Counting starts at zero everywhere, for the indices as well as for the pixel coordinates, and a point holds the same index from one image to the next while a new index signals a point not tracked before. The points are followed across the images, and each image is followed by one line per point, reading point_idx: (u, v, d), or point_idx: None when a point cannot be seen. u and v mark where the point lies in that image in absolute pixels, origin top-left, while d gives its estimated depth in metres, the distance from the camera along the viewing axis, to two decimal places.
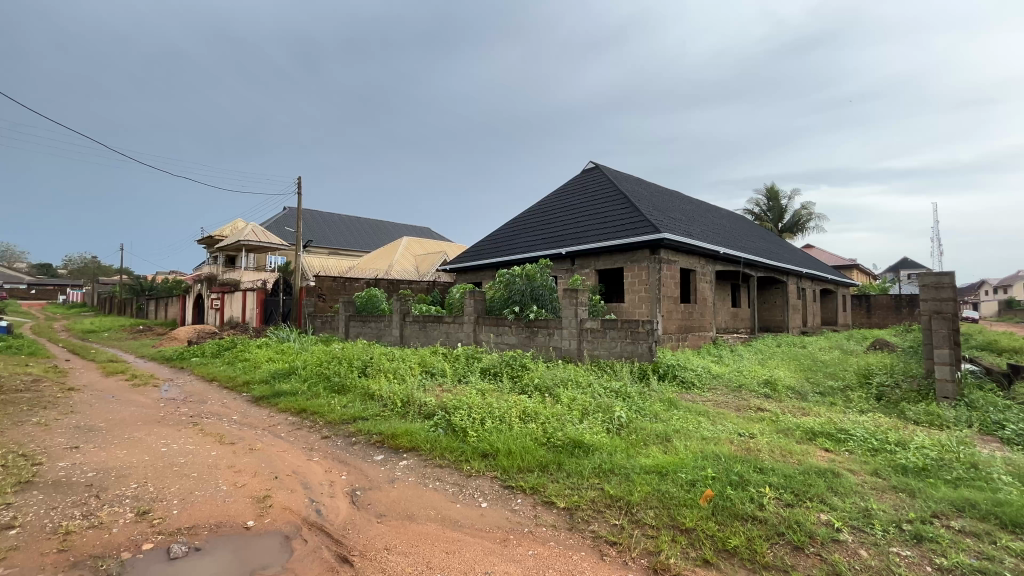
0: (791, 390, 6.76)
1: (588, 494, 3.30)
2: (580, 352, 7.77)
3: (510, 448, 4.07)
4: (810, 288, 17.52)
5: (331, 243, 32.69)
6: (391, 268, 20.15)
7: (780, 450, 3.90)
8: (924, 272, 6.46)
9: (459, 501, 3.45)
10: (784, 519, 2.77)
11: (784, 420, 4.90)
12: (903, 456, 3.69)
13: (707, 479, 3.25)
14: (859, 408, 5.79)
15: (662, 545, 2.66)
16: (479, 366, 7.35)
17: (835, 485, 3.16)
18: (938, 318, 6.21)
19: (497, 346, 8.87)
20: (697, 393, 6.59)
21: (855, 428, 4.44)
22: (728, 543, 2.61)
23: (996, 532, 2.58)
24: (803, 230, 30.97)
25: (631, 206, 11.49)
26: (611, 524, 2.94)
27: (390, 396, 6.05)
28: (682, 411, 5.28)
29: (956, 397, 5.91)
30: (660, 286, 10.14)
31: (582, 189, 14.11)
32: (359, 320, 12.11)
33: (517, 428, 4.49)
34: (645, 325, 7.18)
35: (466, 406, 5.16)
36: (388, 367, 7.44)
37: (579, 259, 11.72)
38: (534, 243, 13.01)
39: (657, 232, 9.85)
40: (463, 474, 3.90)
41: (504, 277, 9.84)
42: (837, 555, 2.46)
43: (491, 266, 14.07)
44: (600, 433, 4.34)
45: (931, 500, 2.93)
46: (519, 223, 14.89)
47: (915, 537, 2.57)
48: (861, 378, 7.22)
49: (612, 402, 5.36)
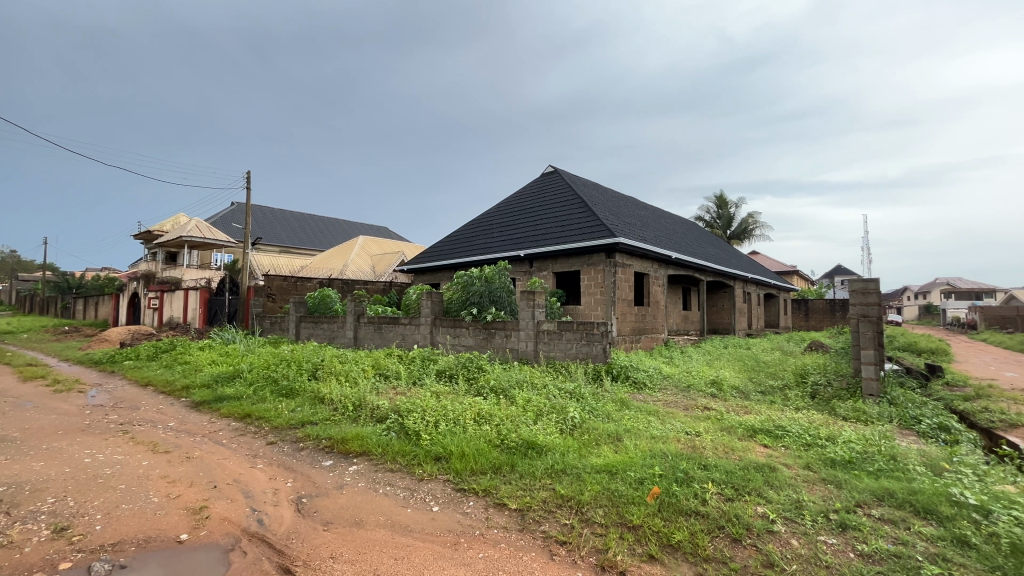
0: (735, 389, 7.10)
1: (540, 494, 3.33)
2: (536, 354, 7.84)
3: (463, 450, 4.05)
4: (755, 292, 18.45)
5: (283, 241, 31.45)
6: (347, 268, 19.64)
7: (723, 447, 4.08)
8: (853, 278, 6.98)
9: (409, 505, 3.39)
10: (724, 513, 2.89)
11: (727, 418, 5.13)
12: (831, 450, 3.94)
13: (654, 477, 3.35)
14: (795, 405, 6.16)
15: (610, 543, 2.72)
16: (434, 368, 7.28)
17: (771, 479, 3.33)
18: (865, 321, 6.69)
19: (455, 348, 8.81)
20: (648, 393, 6.79)
21: (790, 425, 4.71)
22: (672, 538, 2.70)
23: (910, 518, 2.81)
24: (749, 238, 32.61)
25: (588, 211, 11.69)
26: (562, 524, 2.97)
27: (341, 399, 5.88)
28: (633, 411, 5.42)
29: (880, 394, 6.40)
30: (615, 289, 10.39)
31: (542, 192, 14.27)
32: (311, 321, 11.71)
33: (471, 431, 4.48)
34: (600, 326, 7.34)
35: (420, 409, 5.09)
36: (340, 370, 7.23)
37: (537, 261, 11.83)
38: (493, 244, 13.04)
39: (612, 237, 10.09)
40: (415, 478, 3.84)
41: (462, 278, 9.79)
42: (771, 545, 2.59)
43: (450, 267, 13.96)
44: (554, 434, 4.40)
45: (855, 490, 3.16)
46: (479, 224, 14.86)
47: (840, 526, 2.75)
48: (798, 377, 7.67)
49: (567, 403, 5.44)
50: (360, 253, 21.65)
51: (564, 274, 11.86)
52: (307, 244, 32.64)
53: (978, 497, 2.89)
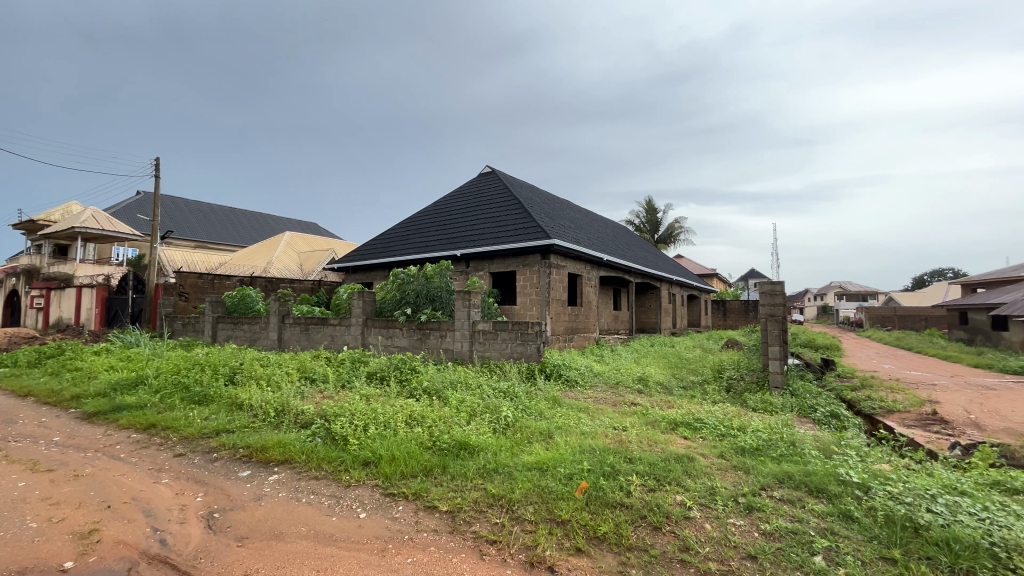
0: (659, 384, 7.50)
1: (471, 495, 3.32)
2: (471, 354, 7.81)
3: (394, 453, 3.94)
4: (679, 293, 19.60)
5: (198, 235, 28.99)
6: (271, 265, 18.48)
7: (647, 441, 4.30)
8: (763, 280, 7.61)
9: (335, 514, 3.24)
10: (646, 503, 3.04)
11: (652, 413, 5.40)
12: (742, 439, 4.27)
13: (583, 472, 3.46)
14: (712, 399, 6.62)
15: (539, 539, 2.76)
16: (365, 370, 7.02)
17: (690, 469, 3.55)
18: (772, 320, 7.30)
19: (388, 350, 8.57)
20: (580, 390, 7.00)
21: (708, 417, 5.05)
22: (598, 530, 2.80)
23: (805, 497, 3.11)
24: (675, 242, 34.58)
25: (525, 212, 11.82)
26: (492, 523, 2.98)
27: (261, 405, 5.50)
28: (565, 408, 5.56)
29: (784, 386, 7.04)
30: (550, 289, 10.60)
31: (479, 192, 14.23)
32: (230, 322, 10.87)
33: (402, 434, 4.36)
34: (534, 326, 7.45)
35: (349, 413, 4.88)
36: (262, 374, 6.78)
37: (474, 261, 11.81)
38: (429, 244, 12.82)
39: (547, 239, 10.28)
40: (341, 485, 3.68)
41: (397, 277, 9.55)
42: (687, 531, 2.76)
43: (383, 266, 13.55)
44: (487, 433, 4.41)
45: (761, 475, 3.45)
46: (414, 222, 14.54)
47: (748, 508, 2.98)
48: (715, 372, 8.26)
49: (500, 402, 5.47)
50: (286, 250, 20.44)
51: (501, 275, 11.92)
52: (226, 238, 30.30)
53: (860, 475, 3.26)
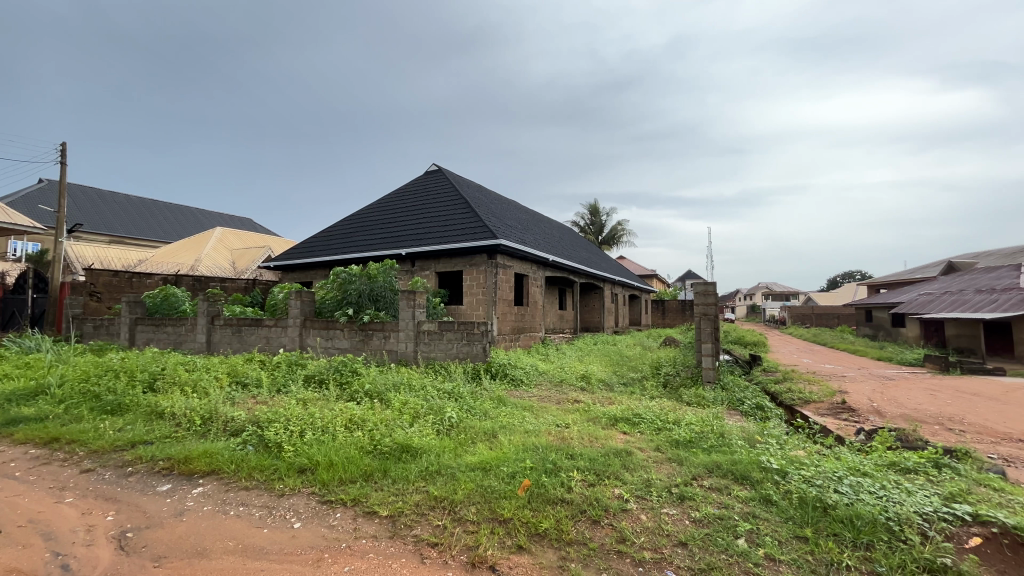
0: (601, 381, 7.73)
1: (413, 498, 3.26)
2: (415, 355, 7.67)
3: (332, 459, 3.79)
4: (621, 293, 20.27)
5: (113, 230, 26.51)
6: (198, 263, 17.24)
7: (588, 437, 4.41)
8: (697, 281, 8.01)
9: (266, 525, 3.07)
10: (586, 498, 3.12)
11: (594, 409, 5.56)
12: (676, 432, 4.49)
13: (525, 470, 3.50)
14: (650, 395, 6.91)
15: (480, 539, 2.76)
16: (302, 374, 6.71)
17: (628, 463, 3.69)
18: (705, 319, 7.71)
19: (328, 352, 8.25)
20: (524, 389, 7.07)
21: (645, 412, 5.26)
22: (540, 527, 2.84)
23: (731, 485, 3.32)
24: (617, 244, 35.77)
25: (471, 212, 11.77)
26: (434, 526, 2.95)
27: (185, 413, 5.11)
28: (509, 408, 5.60)
29: (715, 381, 7.47)
30: (496, 289, 10.62)
31: (425, 190, 14.01)
32: (150, 324, 10.02)
33: (341, 438, 4.21)
34: (480, 326, 7.46)
35: (284, 419, 4.64)
36: (186, 380, 6.30)
37: (419, 260, 11.62)
38: (373, 242, 12.46)
39: (493, 238, 10.28)
40: (274, 494, 3.49)
41: (339, 276, 9.19)
42: (624, 522, 2.86)
43: (324, 264, 13.01)
44: (430, 435, 4.35)
45: (693, 465, 3.64)
46: (357, 219, 14.07)
47: (680, 497, 3.14)
48: (653, 369, 8.63)
49: (445, 403, 5.41)
50: (216, 247, 19.15)
51: (447, 274, 11.82)
52: (147, 233, 27.88)
53: (779, 462, 3.52)
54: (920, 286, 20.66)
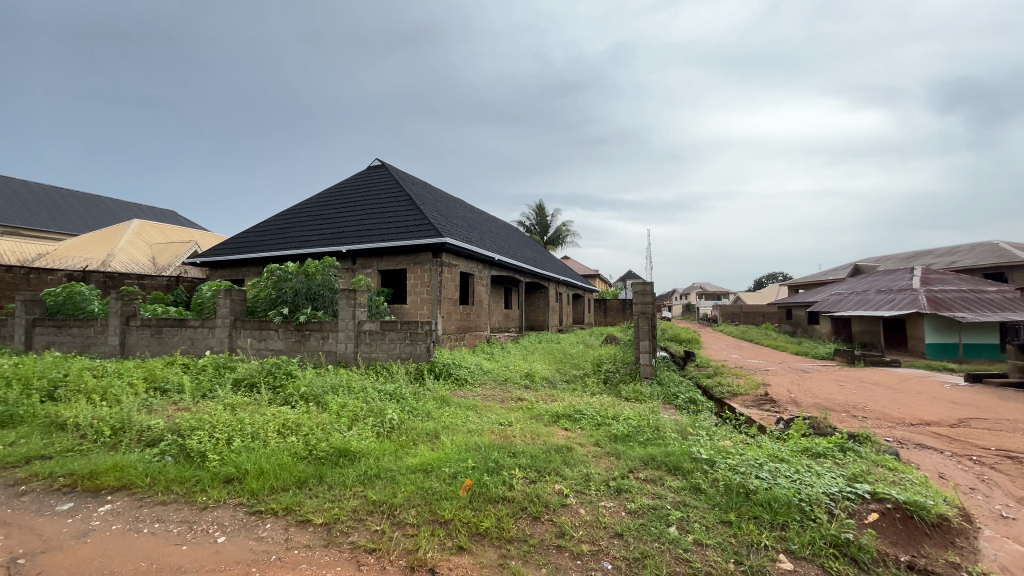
0: (545, 379, 7.86)
1: (350, 504, 3.15)
2: (356, 356, 7.41)
3: (262, 466, 3.58)
4: (566, 293, 20.70)
5: (7, 220, 23.62)
6: (111, 258, 15.71)
7: (531, 434, 4.46)
8: (636, 281, 8.31)
9: (185, 542, 2.84)
10: (527, 495, 3.15)
11: (537, 407, 5.64)
12: (614, 427, 4.65)
13: (467, 470, 3.48)
14: (591, 391, 7.11)
15: (420, 542, 2.71)
16: (230, 377, 6.28)
17: (568, 458, 3.77)
18: (643, 317, 8.02)
19: (261, 354, 7.80)
20: (468, 388, 7.04)
21: (586, 409, 5.40)
22: (481, 526, 2.83)
23: (665, 476, 3.48)
24: (562, 244, 36.41)
25: (416, 209, 11.56)
26: (372, 531, 2.86)
27: (92, 424, 4.63)
28: (453, 407, 5.56)
29: (652, 376, 7.80)
30: (441, 288, 10.49)
31: (367, 185, 13.57)
32: (52, 326, 9.01)
33: (273, 444, 3.99)
34: (424, 326, 7.34)
35: (208, 426, 4.33)
36: (95, 386, 5.73)
37: (361, 258, 11.26)
38: (312, 238, 11.92)
39: (438, 237, 10.15)
40: (196, 507, 3.25)
41: (273, 273, 8.69)
42: (563, 517, 2.92)
43: (257, 261, 12.30)
44: (369, 438, 4.22)
45: (630, 458, 3.78)
46: (293, 215, 13.40)
47: (617, 490, 3.25)
48: (595, 366, 8.88)
49: (386, 405, 5.27)
50: (132, 241, 17.55)
51: (390, 273, 11.53)
52: (49, 224, 25.00)
53: (708, 452, 3.72)
54: (833, 287, 22.67)
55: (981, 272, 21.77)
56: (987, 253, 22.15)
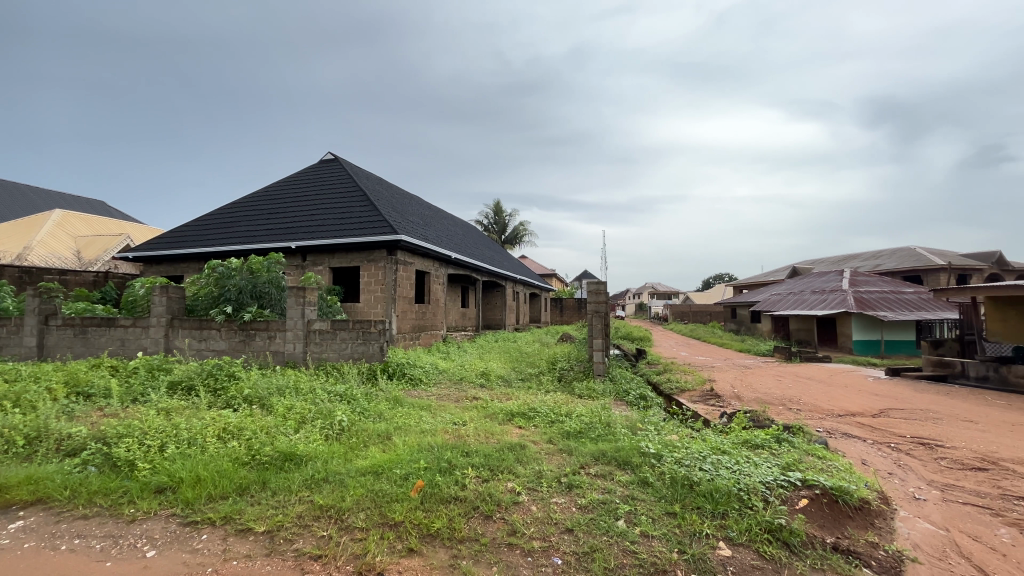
0: (500, 377, 7.87)
1: (294, 510, 3.02)
2: (305, 356, 7.15)
3: (199, 474, 3.37)
4: (523, 292, 20.83)
5: None
6: (28, 252, 14.35)
7: (484, 433, 4.46)
8: (591, 280, 8.48)
9: (110, 558, 2.64)
10: (479, 494, 3.14)
11: (492, 405, 5.64)
12: (567, 424, 4.72)
13: (419, 471, 3.43)
14: (546, 389, 7.20)
15: (369, 546, 2.64)
16: (165, 380, 5.88)
17: (521, 456, 3.79)
18: (597, 316, 8.19)
19: (201, 355, 7.36)
20: (423, 388, 6.95)
21: (541, 407, 5.45)
22: (432, 527, 2.80)
23: (614, 471, 3.57)
24: (520, 244, 36.60)
25: (370, 205, 11.27)
26: (318, 537, 2.76)
27: (2, 433, 4.21)
28: (406, 408, 5.47)
29: (604, 374, 7.98)
30: (396, 286, 10.28)
31: (319, 179, 13.10)
32: None
33: (211, 450, 3.77)
34: (377, 325, 7.18)
35: (139, 433, 4.04)
36: (7, 392, 5.21)
37: (311, 255, 10.85)
38: (258, 233, 11.37)
39: (393, 234, 9.94)
40: (124, 520, 3.03)
41: (214, 269, 8.21)
42: (515, 515, 2.93)
43: (198, 256, 11.60)
44: (317, 441, 4.08)
45: (581, 455, 3.86)
46: (238, 208, 12.74)
47: (569, 486, 3.30)
48: (550, 364, 8.98)
49: (336, 407, 5.11)
50: (53, 233, 16.10)
51: (342, 270, 11.19)
52: None
53: (655, 446, 3.85)
54: (773, 287, 24.06)
55: (900, 275, 23.77)
56: (905, 258, 24.21)
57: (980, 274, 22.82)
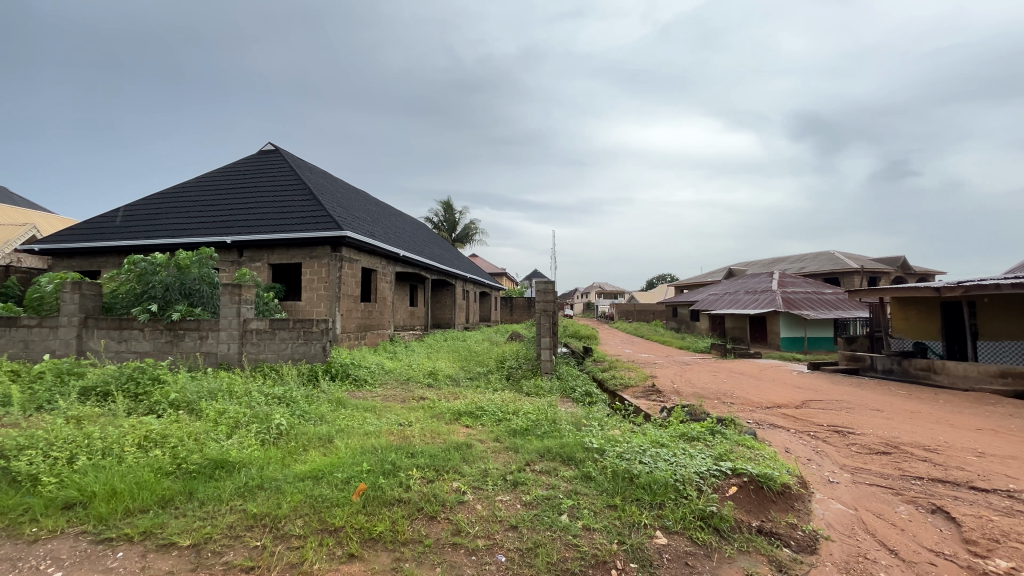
0: (448, 377, 7.81)
1: (225, 520, 2.85)
2: (240, 357, 6.76)
3: (115, 487, 3.10)
4: (473, 290, 20.75)
5: None
6: None
7: (430, 433, 4.41)
8: (540, 279, 8.59)
9: None
10: (423, 495, 3.10)
11: (439, 405, 5.59)
12: (515, 422, 4.76)
13: (361, 474, 3.33)
14: (494, 388, 7.23)
15: (306, 554, 2.54)
16: (76, 386, 5.35)
17: (467, 455, 3.78)
18: (545, 315, 8.31)
19: (120, 357, 6.78)
20: (368, 389, 6.76)
21: (488, 405, 5.46)
22: (374, 531, 2.73)
23: (559, 467, 3.63)
24: (471, 242, 36.43)
25: (314, 199, 10.80)
26: (250, 548, 2.62)
27: None
28: (350, 409, 5.30)
29: (551, 371, 8.11)
30: (341, 284, 9.94)
31: (258, 171, 12.42)
32: None
33: (130, 461, 3.47)
34: (319, 325, 6.91)
35: (44, 444, 3.65)
36: None
37: (248, 250, 10.26)
38: (189, 226, 10.62)
39: (338, 230, 9.59)
40: (24, 541, 2.73)
41: (135, 265, 7.53)
42: (460, 515, 2.91)
43: (117, 250, 10.65)
44: (251, 446, 3.86)
45: (527, 452, 3.90)
46: (166, 198, 11.83)
47: (514, 484, 3.33)
48: (499, 363, 9.03)
49: (273, 410, 4.86)
50: None
51: (283, 266, 10.65)
52: None
53: (598, 441, 3.97)
54: (711, 288, 25.41)
55: (822, 277, 25.81)
56: (826, 261, 26.30)
57: (888, 276, 25.20)
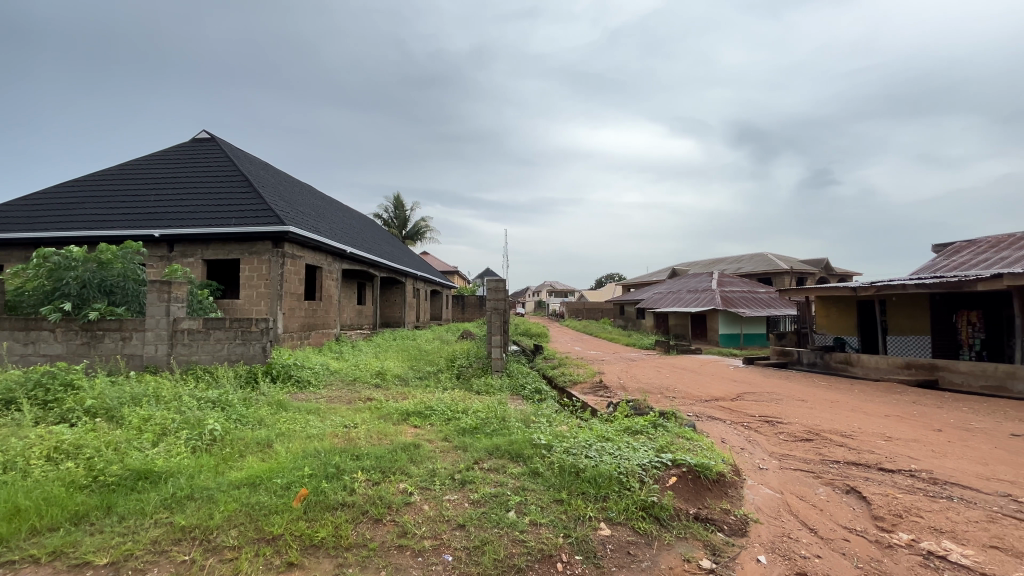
0: (397, 376, 7.66)
1: (148, 535, 2.65)
2: (169, 360, 6.30)
3: (18, 504, 2.80)
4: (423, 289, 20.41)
5: None
6: None
7: (377, 434, 4.30)
8: (491, 278, 8.56)
9: None
10: (369, 497, 3.03)
11: (386, 405, 5.46)
12: (463, 421, 4.74)
13: (303, 478, 3.21)
14: (443, 387, 7.17)
15: (241, 566, 2.41)
16: None
17: (415, 455, 3.73)
18: (496, 312, 8.30)
19: (27, 361, 6.14)
20: (312, 391, 6.48)
21: (438, 405, 5.40)
22: (315, 537, 2.63)
23: (508, 464, 3.65)
24: (422, 239, 35.84)
25: (253, 192, 10.24)
26: (177, 563, 2.45)
27: None
28: (291, 412, 5.08)
29: (502, 369, 8.12)
30: (282, 282, 9.48)
31: (190, 160, 11.59)
32: None
33: (37, 475, 3.14)
34: (258, 324, 6.57)
35: None
36: None
37: (179, 245, 9.58)
38: (110, 217, 9.76)
39: (280, 225, 9.15)
40: None
41: (46, 257, 6.76)
42: (406, 517, 2.87)
43: (24, 242, 9.61)
44: (180, 455, 3.61)
45: (475, 450, 3.90)
46: (82, 187, 10.81)
47: (462, 483, 3.32)
48: (449, 361, 8.96)
49: (205, 415, 4.56)
50: None
51: (219, 262, 10.02)
52: None
53: (546, 437, 4.03)
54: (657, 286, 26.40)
55: (756, 278, 27.50)
56: (761, 262, 28.03)
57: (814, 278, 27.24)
